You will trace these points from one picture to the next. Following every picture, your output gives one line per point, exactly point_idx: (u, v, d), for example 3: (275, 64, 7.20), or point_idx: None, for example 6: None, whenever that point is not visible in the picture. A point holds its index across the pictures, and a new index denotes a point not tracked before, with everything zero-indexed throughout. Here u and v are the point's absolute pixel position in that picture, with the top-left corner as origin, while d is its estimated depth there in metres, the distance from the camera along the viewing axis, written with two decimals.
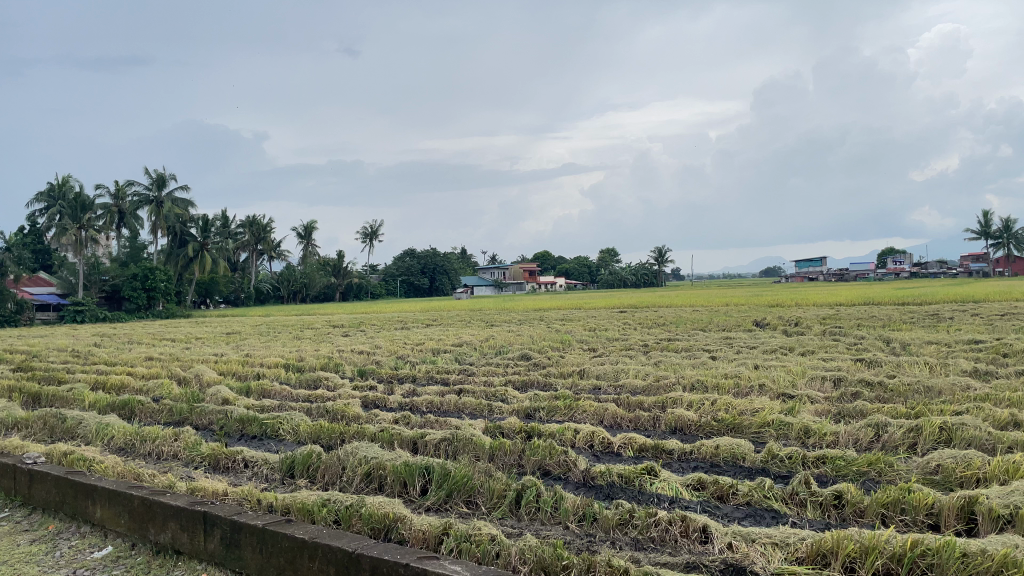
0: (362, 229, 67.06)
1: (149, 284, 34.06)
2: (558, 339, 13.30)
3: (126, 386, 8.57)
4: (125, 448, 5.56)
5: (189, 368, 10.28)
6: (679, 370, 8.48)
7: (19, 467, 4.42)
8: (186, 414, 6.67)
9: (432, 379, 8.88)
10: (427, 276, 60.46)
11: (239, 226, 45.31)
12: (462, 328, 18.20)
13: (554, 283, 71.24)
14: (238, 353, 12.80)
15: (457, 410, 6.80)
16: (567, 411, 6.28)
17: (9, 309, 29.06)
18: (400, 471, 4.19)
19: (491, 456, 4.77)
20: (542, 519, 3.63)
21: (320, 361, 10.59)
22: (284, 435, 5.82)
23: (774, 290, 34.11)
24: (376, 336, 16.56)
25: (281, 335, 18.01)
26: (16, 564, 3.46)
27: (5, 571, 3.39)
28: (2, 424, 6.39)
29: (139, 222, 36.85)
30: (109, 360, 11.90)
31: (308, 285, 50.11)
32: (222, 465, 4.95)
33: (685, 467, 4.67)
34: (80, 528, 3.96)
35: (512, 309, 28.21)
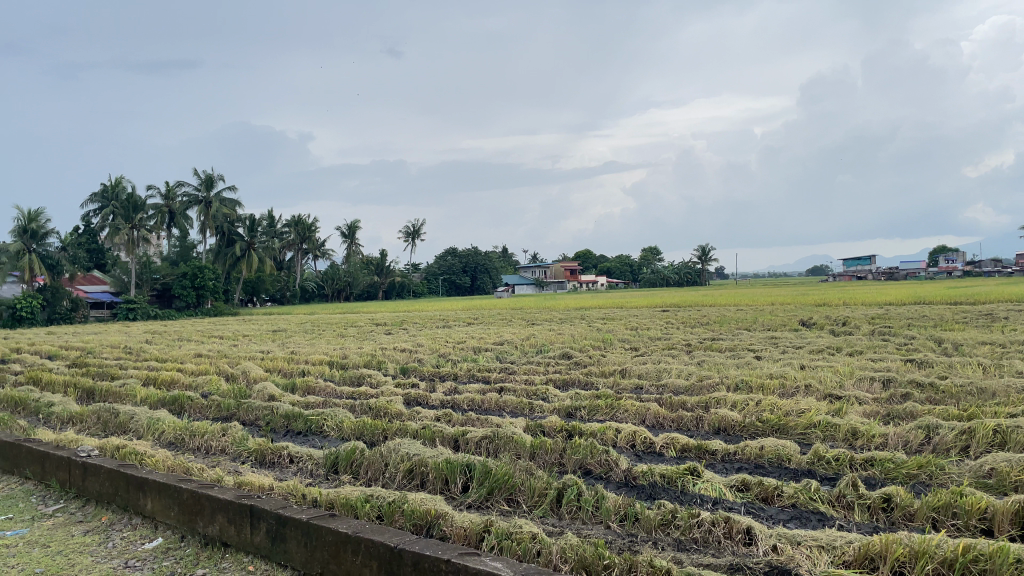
0: (405, 229, 67.71)
1: (198, 282, 34.90)
2: (599, 338, 13.22)
3: (176, 382, 8.79)
4: (175, 442, 5.71)
5: (237, 364, 10.52)
6: (723, 370, 8.38)
7: (73, 461, 4.58)
8: (234, 410, 6.83)
9: (473, 378, 8.92)
10: (469, 275, 60.71)
11: (285, 225, 46.15)
12: (503, 326, 18.20)
13: (596, 282, 70.98)
14: (284, 350, 13.05)
15: (499, 409, 6.82)
16: (608, 410, 6.26)
17: (65, 306, 30.07)
18: (442, 468, 4.22)
19: (532, 454, 4.78)
20: (583, 517, 3.62)
21: (363, 358, 10.73)
22: (328, 431, 5.91)
23: (822, 289, 33.53)
24: (419, 334, 16.71)
25: (325, 332, 18.30)
26: (70, 554, 3.58)
27: (60, 561, 3.51)
28: (59, 418, 6.63)
29: (188, 222, 37.77)
30: (160, 356, 12.24)
31: (352, 284, 50.73)
32: (268, 460, 5.05)
33: (729, 468, 4.62)
34: (132, 520, 4.08)
35: (553, 308, 28.19)
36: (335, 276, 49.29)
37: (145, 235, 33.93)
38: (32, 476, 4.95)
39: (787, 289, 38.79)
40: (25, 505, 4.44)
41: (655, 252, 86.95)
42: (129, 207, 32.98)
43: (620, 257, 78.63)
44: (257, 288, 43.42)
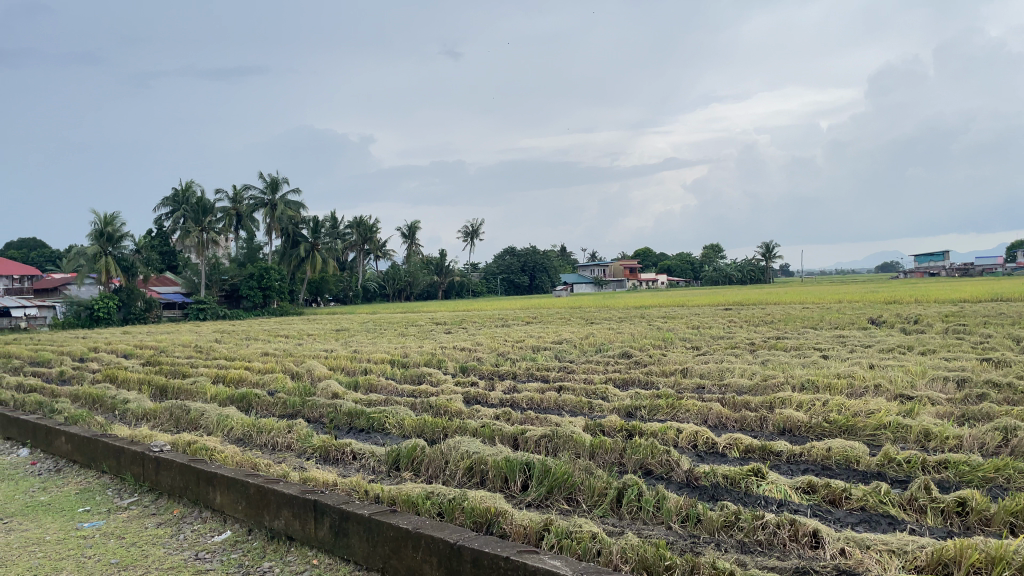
0: (464, 229, 68.25)
1: (264, 283, 35.93)
2: (659, 336, 13.09)
3: (243, 380, 9.07)
4: (243, 439, 5.90)
5: (302, 362, 10.78)
6: (787, 370, 8.19)
7: (147, 455, 4.77)
8: (299, 407, 7.01)
9: (532, 377, 8.93)
10: (527, 274, 60.78)
11: (347, 226, 47.07)
12: (561, 325, 18.17)
13: (656, 280, 70.16)
14: (346, 348, 13.33)
15: (558, 408, 6.82)
16: (669, 410, 6.19)
17: (139, 306, 31.34)
18: (501, 466, 4.25)
19: (591, 454, 4.76)
20: (644, 518, 3.60)
21: (423, 357, 10.88)
22: (389, 428, 6.02)
23: (892, 287, 32.44)
24: (477, 332, 16.80)
25: (386, 331, 18.59)
26: (143, 546, 3.74)
27: (135, 551, 3.67)
28: (134, 415, 6.92)
29: (255, 224, 38.86)
30: (229, 355, 12.65)
31: (412, 284, 51.41)
32: (331, 456, 5.17)
33: (794, 470, 4.52)
34: (202, 513, 4.23)
35: (612, 307, 27.99)
36: (396, 276, 50.04)
37: (214, 238, 35.06)
38: (108, 471, 5.18)
39: (855, 286, 37.59)
40: (103, 498, 4.66)
41: (716, 249, 85.45)
42: (199, 210, 34.10)
43: (680, 255, 77.57)
44: (321, 288, 44.42)
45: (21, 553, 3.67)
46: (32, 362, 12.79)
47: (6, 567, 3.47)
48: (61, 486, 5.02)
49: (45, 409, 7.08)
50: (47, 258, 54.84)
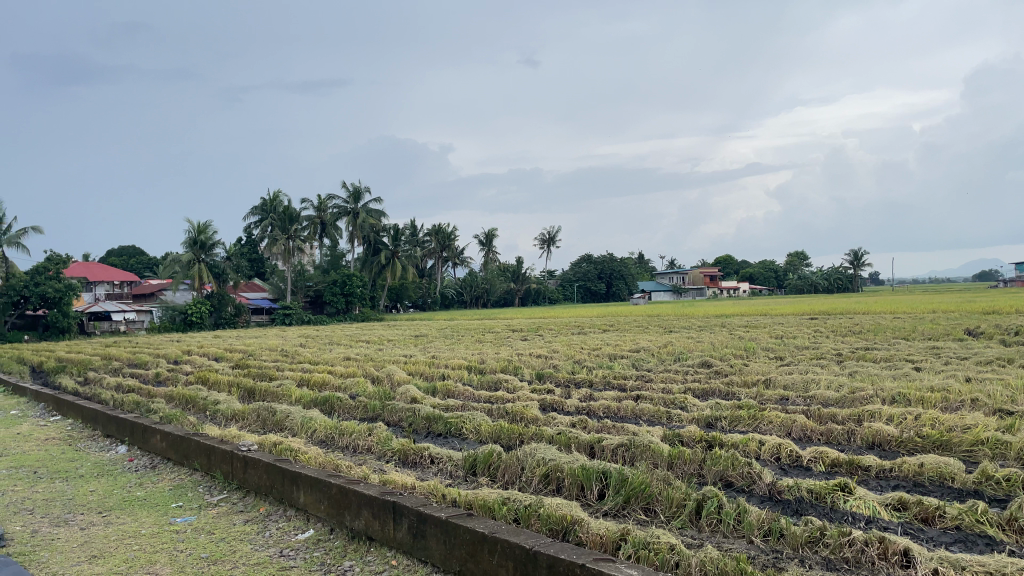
0: (541, 236, 68.44)
1: (347, 289, 36.94)
2: (741, 346, 12.77)
3: (326, 383, 9.35)
4: (326, 441, 6.08)
5: (382, 367, 11.03)
6: (876, 382, 7.85)
7: (236, 454, 4.99)
8: (379, 411, 7.18)
9: (609, 385, 8.87)
10: (604, 281, 60.38)
11: (426, 234, 47.93)
12: (639, 333, 18.01)
13: (737, 288, 68.48)
14: (425, 354, 13.56)
15: (636, 417, 6.75)
16: (750, 421, 6.05)
17: (230, 311, 32.71)
18: (577, 475, 4.24)
19: (670, 464, 4.70)
20: (723, 531, 3.53)
21: (500, 363, 10.98)
22: (466, 433, 6.10)
23: (992, 296, 30.71)
24: (554, 340, 16.80)
25: (464, 337, 18.82)
26: (232, 542, 3.91)
27: (223, 547, 3.84)
28: (225, 416, 7.23)
29: (338, 232, 40.05)
30: (313, 359, 13.06)
31: (489, 291, 51.85)
32: (410, 460, 5.27)
33: (883, 486, 4.34)
34: (287, 512, 4.40)
35: (691, 316, 27.49)
36: (474, 283, 50.58)
37: (299, 246, 36.36)
38: (200, 468, 5.44)
39: (953, 296, 35.72)
40: (195, 495, 4.90)
41: (800, 256, 82.78)
42: (286, 218, 35.39)
43: (762, 262, 75.53)
44: (401, 294, 45.29)
45: (121, 545, 3.89)
46: (131, 363, 13.56)
47: (106, 557, 3.68)
48: (156, 482, 5.30)
49: (142, 409, 7.49)
50: (145, 263, 58.00)
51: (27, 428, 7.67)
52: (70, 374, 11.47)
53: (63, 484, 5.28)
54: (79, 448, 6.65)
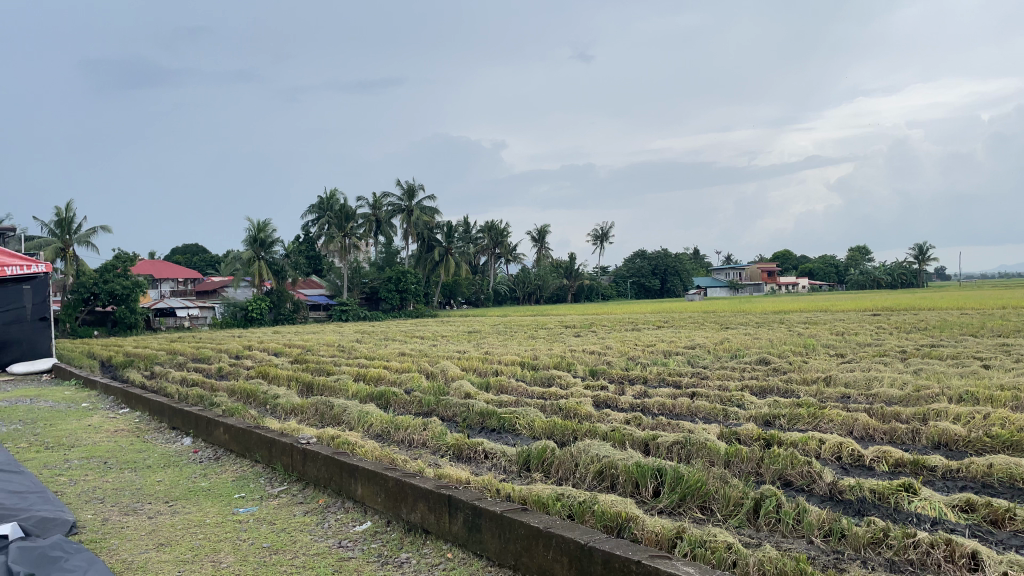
0: (593, 232, 68.13)
1: (401, 286, 37.44)
2: (800, 343, 12.51)
3: (382, 379, 9.51)
4: (382, 434, 6.19)
5: (436, 363, 11.16)
6: (943, 380, 7.59)
7: (295, 447, 5.13)
8: (434, 406, 7.28)
9: (664, 382, 8.80)
10: (658, 277, 59.70)
11: (479, 231, 48.24)
12: (695, 330, 17.79)
13: (796, 284, 66.90)
14: (478, 350, 13.67)
15: (691, 415, 6.68)
16: (810, 420, 5.93)
17: (288, 308, 33.51)
18: (632, 472, 4.22)
19: (727, 462, 4.65)
20: (783, 531, 3.47)
21: (553, 359, 10.99)
22: (520, 429, 6.13)
23: None
24: (607, 336, 16.72)
25: (517, 334, 18.89)
26: (292, 532, 4.03)
27: (284, 536, 3.96)
28: (284, 409, 7.42)
29: (393, 229, 40.61)
30: (369, 355, 13.30)
31: (542, 287, 51.86)
32: (464, 455, 5.33)
33: (950, 487, 4.21)
34: (345, 503, 4.50)
35: (748, 312, 26.99)
36: (527, 280, 50.66)
37: (355, 243, 37.03)
38: (261, 460, 5.60)
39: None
40: (256, 486, 5.07)
41: (862, 251, 80.36)
42: (342, 217, 36.04)
43: (822, 257, 73.62)
44: (454, 291, 45.68)
45: (186, 534, 4.04)
46: (195, 358, 14.03)
47: (172, 546, 3.83)
48: (219, 473, 5.49)
49: (205, 402, 7.75)
50: (208, 262, 59.95)
51: (99, 420, 8.01)
52: (138, 368, 11.95)
53: (131, 473, 5.50)
54: (147, 439, 6.92)
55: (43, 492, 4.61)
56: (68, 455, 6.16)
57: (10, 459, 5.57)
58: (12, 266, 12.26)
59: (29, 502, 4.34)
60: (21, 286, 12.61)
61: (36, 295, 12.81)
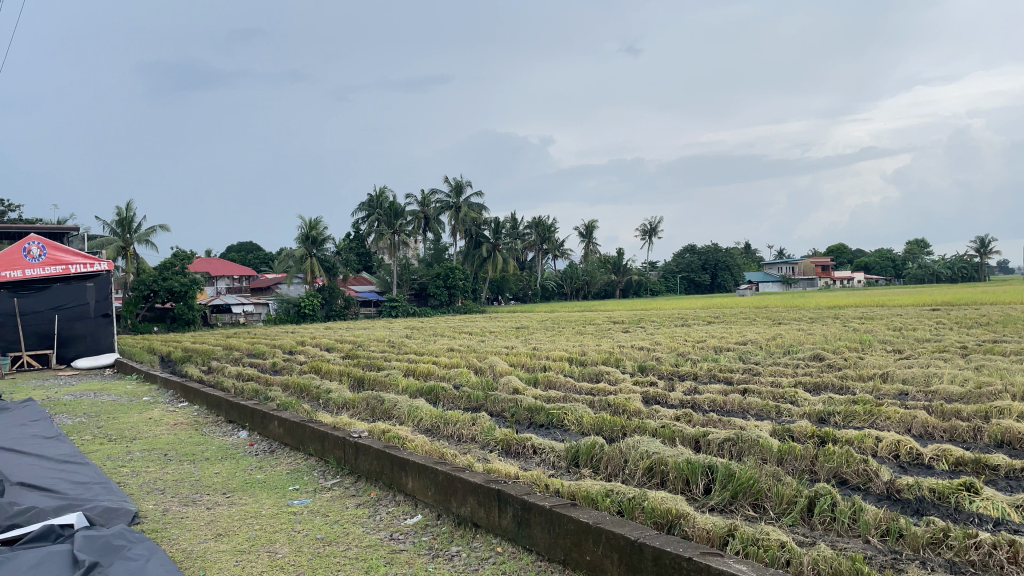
0: (642, 227, 67.54)
1: (450, 282, 37.76)
2: (855, 338, 12.23)
3: (431, 374, 9.62)
4: (431, 429, 6.27)
5: (484, 358, 11.23)
6: (1007, 376, 7.34)
7: (347, 441, 5.23)
8: (482, 401, 7.34)
9: (715, 379, 8.69)
10: (708, 273, 58.84)
11: (527, 227, 48.31)
12: (746, 326, 17.53)
13: (852, 278, 65.20)
14: (526, 346, 13.71)
15: (742, 411, 6.60)
16: (866, 417, 5.80)
17: (339, 304, 34.09)
18: (682, 468, 4.19)
19: (779, 460, 4.59)
20: (838, 530, 3.41)
21: (601, 355, 10.96)
22: (568, 424, 6.14)
23: None
24: (656, 332, 16.59)
25: (565, 329, 18.89)
26: (345, 524, 4.12)
27: (337, 528, 4.06)
28: (337, 404, 7.58)
29: (441, 226, 40.96)
30: (418, 350, 13.44)
31: (589, 283, 51.69)
32: (513, 450, 5.36)
33: (1015, 487, 4.08)
34: (396, 497, 4.58)
35: (801, 307, 26.46)
36: (574, 275, 50.56)
37: (404, 240, 37.48)
38: (315, 454, 5.73)
39: None
40: (310, 478, 5.19)
41: (922, 245, 77.91)
42: (391, 214, 36.50)
43: (879, 251, 71.62)
44: (502, 287, 45.89)
45: (242, 525, 4.17)
46: (250, 353, 14.38)
47: (230, 536, 3.96)
48: (274, 465, 5.64)
49: (260, 396, 7.96)
50: (262, 259, 61.38)
51: (158, 413, 8.29)
52: (196, 363, 12.30)
53: (190, 465, 5.69)
54: (205, 432, 7.14)
55: (106, 482, 4.80)
56: (130, 447, 6.39)
57: (76, 450, 5.82)
58: (76, 264, 12.74)
59: (93, 492, 4.53)
60: (85, 283, 13.14)
61: (99, 292, 13.31)
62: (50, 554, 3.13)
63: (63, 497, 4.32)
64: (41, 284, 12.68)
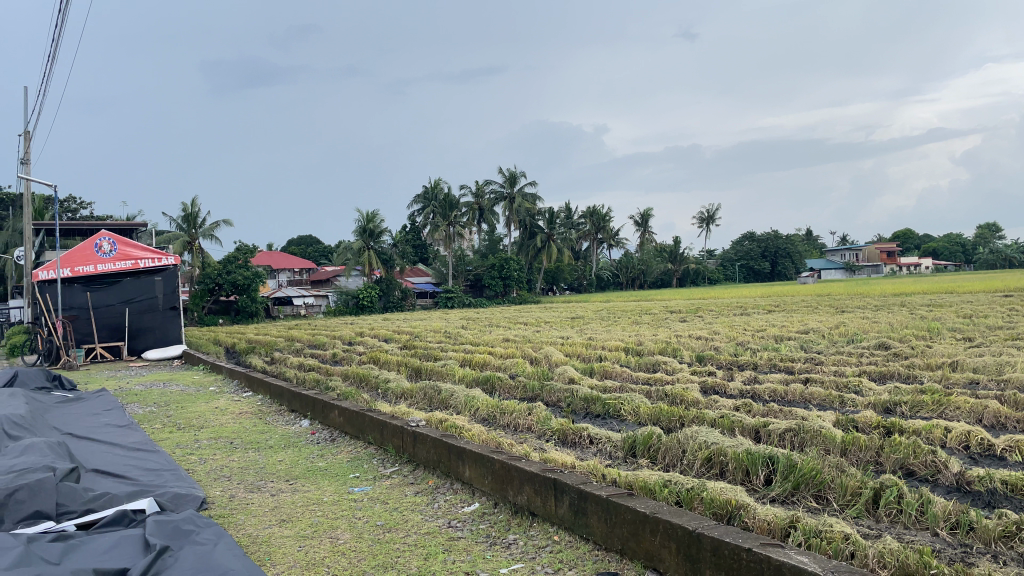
0: (699, 215, 66.58)
1: (505, 273, 37.94)
2: (922, 326, 11.86)
3: (487, 364, 9.70)
4: (488, 419, 6.33)
5: (540, 349, 11.27)
6: None
7: (405, 429, 5.34)
8: (538, 391, 7.38)
9: (776, 368, 8.53)
10: (768, 261, 57.60)
11: (581, 217, 48.15)
12: (808, 314, 17.15)
13: (920, 265, 62.99)
14: (582, 336, 13.70)
15: (804, 401, 6.48)
16: (935, 407, 5.63)
17: (397, 296, 34.71)
18: (742, 459, 4.14)
19: (843, 451, 4.50)
20: (905, 522, 3.34)
21: (658, 345, 10.87)
22: (625, 414, 6.13)
23: None
24: (715, 321, 16.37)
25: (621, 319, 18.75)
26: (405, 511, 4.21)
27: (398, 515, 4.15)
28: (395, 393, 7.71)
29: (495, 217, 41.11)
30: (474, 340, 13.57)
31: (646, 272, 51.21)
32: (569, 440, 5.38)
33: None
34: (453, 485, 4.66)
35: (865, 294, 25.78)
36: (630, 265, 50.18)
37: (459, 231, 37.77)
38: (374, 442, 5.86)
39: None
40: (370, 466, 5.32)
41: (995, 229, 74.72)
42: (446, 206, 36.83)
43: (949, 236, 69.02)
44: (557, 277, 45.91)
45: (306, 511, 4.30)
46: (311, 344, 14.74)
47: (293, 522, 4.09)
48: (336, 453, 5.79)
49: (321, 386, 8.17)
50: (322, 252, 62.75)
51: (225, 402, 8.59)
52: (259, 354, 12.67)
53: (255, 453, 5.88)
54: (268, 421, 7.37)
55: (175, 469, 5.00)
56: (197, 435, 6.64)
57: (147, 439, 6.08)
58: (144, 259, 13.41)
59: (164, 479, 4.73)
60: (153, 278, 13.59)
61: (166, 286, 13.79)
62: (122, 538, 3.26)
63: (135, 484, 4.53)
64: (112, 279, 13.24)
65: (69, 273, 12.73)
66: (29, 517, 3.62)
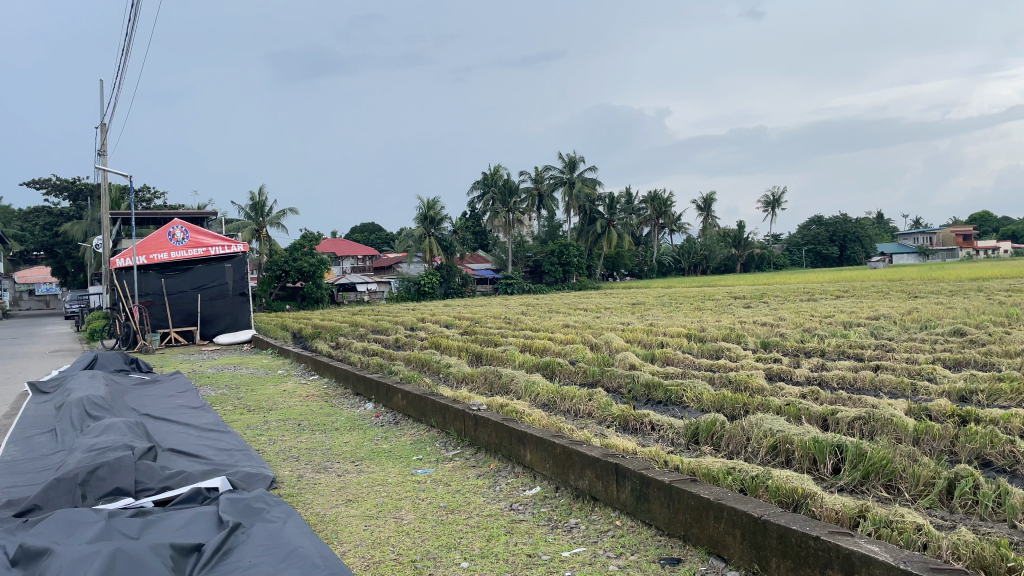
0: (764, 199, 65.05)
1: (564, 259, 37.89)
2: (1001, 312, 11.41)
3: (547, 350, 9.76)
4: (548, 404, 6.40)
5: (600, 335, 11.25)
6: None
7: (467, 413, 5.44)
8: (599, 376, 7.42)
9: (844, 356, 8.33)
10: (837, 245, 55.95)
11: (642, 201, 47.60)
12: (878, 300, 16.59)
13: (998, 249, 60.12)
14: (643, 322, 13.61)
15: (874, 389, 6.33)
16: (1013, 396, 5.44)
17: (457, 282, 35.26)
18: (809, 447, 4.10)
19: (916, 440, 4.39)
20: (981, 514, 3.26)
21: (721, 331, 10.74)
22: (687, 401, 6.11)
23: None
24: (781, 307, 16.05)
25: (683, 305, 18.54)
26: (468, 493, 4.32)
27: (461, 497, 4.26)
28: (457, 377, 7.86)
29: (555, 202, 41.00)
30: (535, 326, 13.62)
31: (708, 257, 50.33)
32: (630, 426, 5.40)
33: None
34: (515, 468, 4.74)
35: (939, 279, 24.83)
36: (691, 250, 49.27)
37: (518, 217, 37.85)
38: (436, 425, 6.00)
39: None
40: (432, 448, 5.46)
41: None
42: (506, 191, 36.97)
43: None
44: (617, 263, 45.55)
45: (371, 492, 4.44)
46: (375, 329, 15.06)
47: (359, 502, 4.24)
48: (399, 436, 5.95)
49: (384, 371, 8.36)
50: (384, 239, 63.81)
51: (293, 386, 8.88)
52: (325, 339, 13.02)
53: (321, 435, 6.09)
54: (335, 404, 7.60)
55: (246, 449, 5.23)
56: (266, 417, 6.90)
57: (220, 420, 6.35)
58: (215, 247, 13.95)
59: (235, 459, 4.95)
60: (223, 265, 14.13)
61: (236, 272, 14.29)
62: (198, 515, 3.44)
63: (208, 463, 4.76)
64: (185, 265, 13.81)
65: (145, 260, 13.37)
66: (110, 494, 3.84)
